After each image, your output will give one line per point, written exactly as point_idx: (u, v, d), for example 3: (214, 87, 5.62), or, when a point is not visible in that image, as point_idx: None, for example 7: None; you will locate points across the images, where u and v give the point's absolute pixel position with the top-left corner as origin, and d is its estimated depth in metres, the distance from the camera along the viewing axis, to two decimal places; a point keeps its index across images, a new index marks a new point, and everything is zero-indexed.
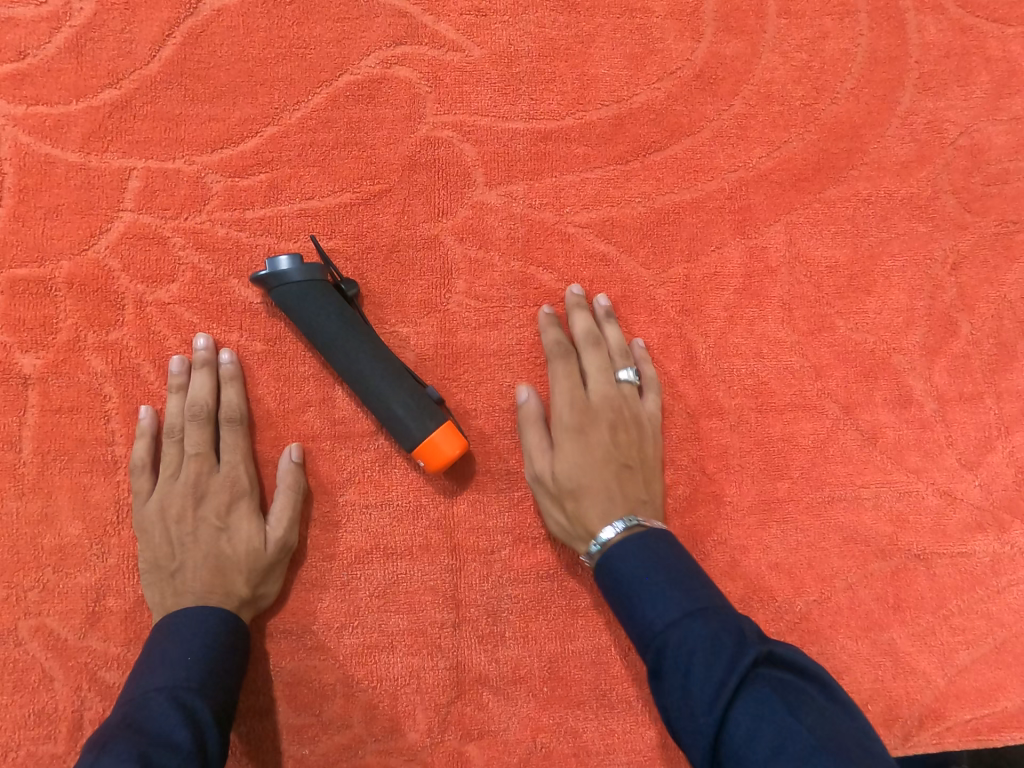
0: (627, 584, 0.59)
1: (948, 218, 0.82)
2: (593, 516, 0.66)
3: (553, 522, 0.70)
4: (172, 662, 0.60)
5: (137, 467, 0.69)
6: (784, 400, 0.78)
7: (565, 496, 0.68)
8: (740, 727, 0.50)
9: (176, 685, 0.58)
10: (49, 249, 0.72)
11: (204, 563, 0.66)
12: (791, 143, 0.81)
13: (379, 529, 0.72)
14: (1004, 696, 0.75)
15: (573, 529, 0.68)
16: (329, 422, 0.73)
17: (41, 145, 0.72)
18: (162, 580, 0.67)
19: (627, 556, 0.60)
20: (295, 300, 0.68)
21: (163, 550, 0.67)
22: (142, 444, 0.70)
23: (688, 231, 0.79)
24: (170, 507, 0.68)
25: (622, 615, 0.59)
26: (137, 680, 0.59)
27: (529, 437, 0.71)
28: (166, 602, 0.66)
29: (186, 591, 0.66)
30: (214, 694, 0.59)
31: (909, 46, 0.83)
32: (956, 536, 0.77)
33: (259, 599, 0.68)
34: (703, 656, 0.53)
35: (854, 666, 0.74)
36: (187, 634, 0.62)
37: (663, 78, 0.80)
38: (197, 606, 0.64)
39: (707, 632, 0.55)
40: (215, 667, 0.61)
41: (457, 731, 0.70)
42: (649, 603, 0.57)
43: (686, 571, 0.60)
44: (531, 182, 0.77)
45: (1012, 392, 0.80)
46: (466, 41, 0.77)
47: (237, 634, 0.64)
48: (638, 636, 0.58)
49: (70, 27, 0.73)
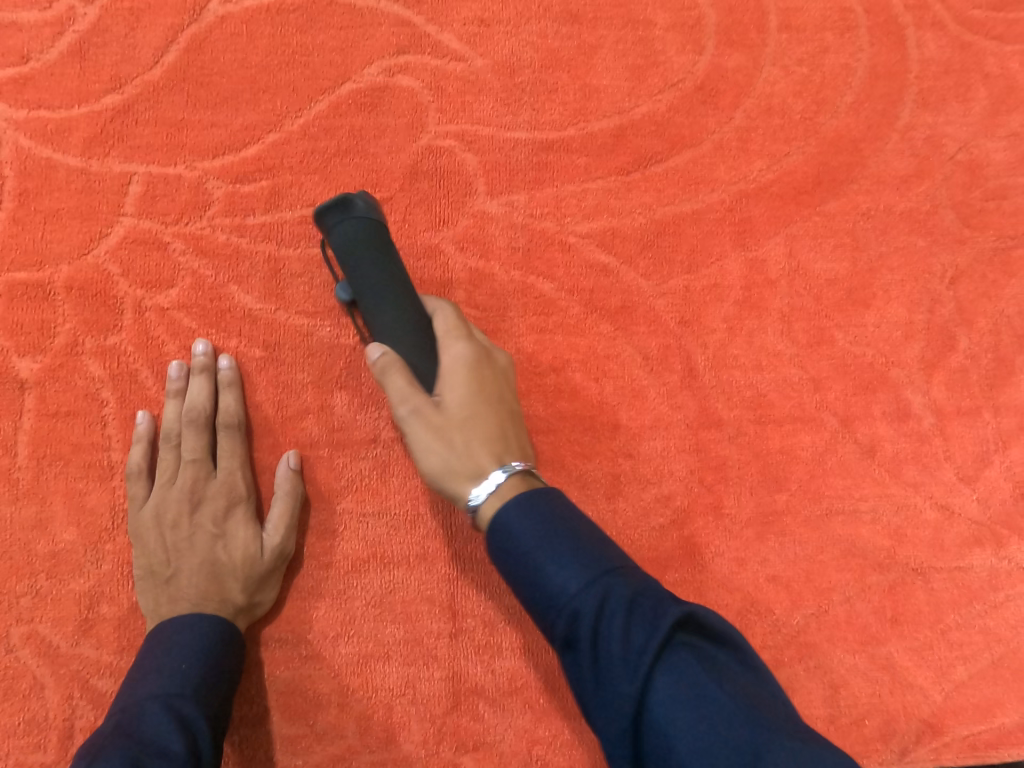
0: (519, 546, 0.49)
1: (946, 233, 0.82)
2: (484, 450, 0.58)
3: (426, 459, 0.59)
4: (167, 668, 0.59)
5: (134, 471, 0.69)
6: (783, 412, 0.78)
7: (456, 427, 0.59)
8: (664, 702, 0.43)
9: (170, 692, 0.57)
10: (48, 253, 0.72)
11: (201, 569, 0.66)
12: (791, 156, 0.81)
13: (376, 538, 0.72)
14: (1002, 712, 0.75)
15: (458, 463, 0.58)
16: (327, 429, 0.72)
17: (42, 149, 0.72)
18: (156, 587, 0.66)
19: (516, 516, 0.50)
20: (370, 240, 0.64)
21: (158, 554, 0.67)
22: (138, 448, 0.69)
23: (688, 242, 0.79)
24: (165, 512, 0.68)
25: (514, 587, 0.50)
26: (132, 685, 0.58)
27: (391, 375, 0.60)
28: (160, 609, 0.65)
29: (182, 597, 0.65)
30: (207, 702, 0.59)
31: (909, 62, 0.83)
32: (954, 550, 0.77)
33: (254, 606, 0.68)
34: (621, 621, 0.45)
35: (851, 680, 0.74)
36: (181, 642, 0.61)
37: (665, 90, 0.80)
38: (192, 613, 0.64)
39: (620, 594, 0.46)
40: (209, 675, 0.60)
41: (452, 742, 0.70)
42: (551, 567, 0.48)
43: (581, 531, 0.50)
44: (532, 192, 0.77)
45: (1010, 407, 0.80)
46: (468, 51, 0.78)
47: (231, 640, 0.64)
48: (534, 607, 0.48)
49: (74, 32, 0.74)
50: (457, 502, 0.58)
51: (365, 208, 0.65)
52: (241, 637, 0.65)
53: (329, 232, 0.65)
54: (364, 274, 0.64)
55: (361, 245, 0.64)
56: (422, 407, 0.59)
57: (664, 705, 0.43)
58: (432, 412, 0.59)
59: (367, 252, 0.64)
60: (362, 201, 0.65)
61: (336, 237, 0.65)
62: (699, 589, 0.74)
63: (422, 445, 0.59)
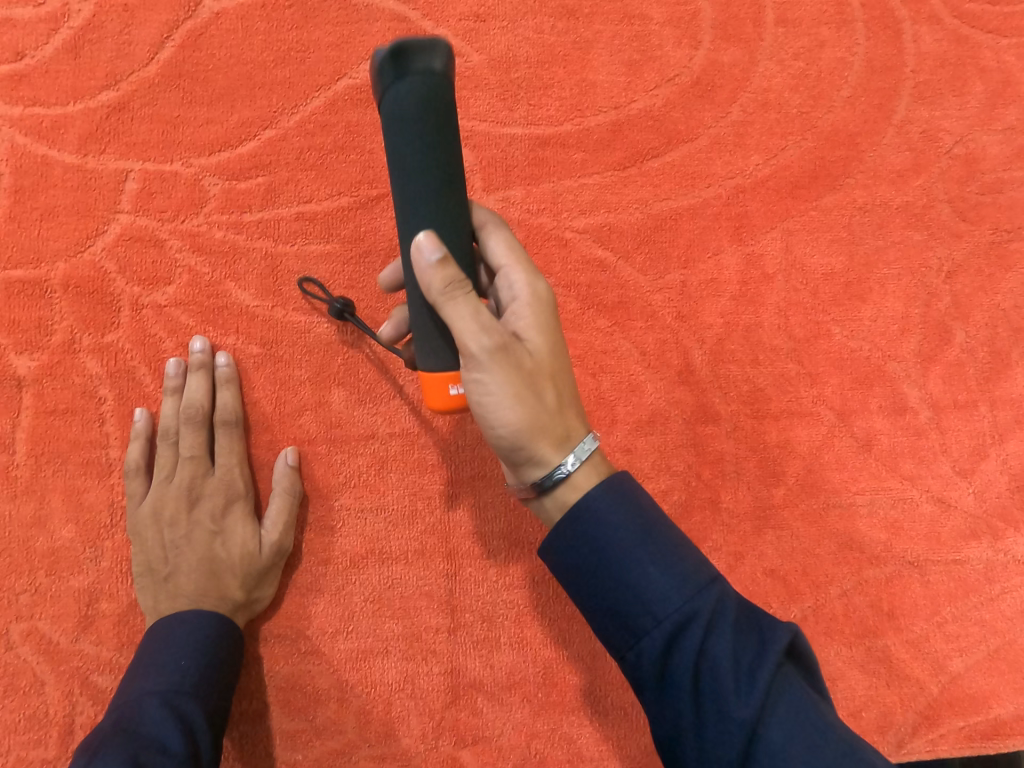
0: (611, 545, 0.48)
1: (942, 227, 0.82)
2: (570, 412, 0.53)
3: (510, 411, 0.51)
4: (165, 665, 0.60)
5: (132, 469, 0.69)
6: (780, 407, 0.78)
7: (543, 377, 0.52)
8: (777, 724, 0.43)
9: (168, 689, 0.58)
10: (45, 250, 0.71)
11: (200, 566, 0.67)
12: (787, 150, 0.81)
13: (375, 533, 0.72)
14: (998, 703, 0.75)
15: (548, 422, 0.52)
16: (325, 426, 0.73)
17: (39, 147, 0.72)
18: (154, 585, 0.66)
19: (609, 509, 0.48)
20: (446, 110, 0.47)
21: (156, 551, 0.67)
22: (134, 446, 0.70)
23: (685, 237, 0.79)
24: (164, 509, 0.68)
25: (592, 588, 0.48)
26: (130, 682, 0.59)
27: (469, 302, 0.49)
28: (158, 607, 0.66)
29: (181, 595, 0.66)
30: (205, 699, 0.59)
31: (905, 56, 0.83)
32: (950, 544, 0.78)
33: (253, 602, 0.68)
34: (728, 637, 0.45)
35: (848, 673, 0.75)
36: (181, 638, 0.62)
37: (661, 85, 0.80)
38: (192, 608, 0.64)
39: (723, 607, 0.47)
40: (207, 672, 0.60)
41: (451, 737, 0.70)
42: (654, 570, 0.47)
43: (673, 535, 0.49)
44: (529, 187, 0.77)
45: (1006, 401, 0.80)
46: (464, 47, 0.78)
47: (231, 635, 0.64)
48: (622, 613, 0.47)
49: (69, 28, 0.73)
50: (533, 463, 0.53)
51: (446, 69, 0.46)
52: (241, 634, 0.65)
53: (392, 89, 0.45)
54: (423, 144, 0.46)
55: (438, 113, 0.46)
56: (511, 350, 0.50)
57: (777, 727, 0.43)
58: (518, 358, 0.51)
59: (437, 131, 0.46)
60: (445, 59, 0.46)
61: (399, 100, 0.45)
62: None
63: (507, 394, 0.51)
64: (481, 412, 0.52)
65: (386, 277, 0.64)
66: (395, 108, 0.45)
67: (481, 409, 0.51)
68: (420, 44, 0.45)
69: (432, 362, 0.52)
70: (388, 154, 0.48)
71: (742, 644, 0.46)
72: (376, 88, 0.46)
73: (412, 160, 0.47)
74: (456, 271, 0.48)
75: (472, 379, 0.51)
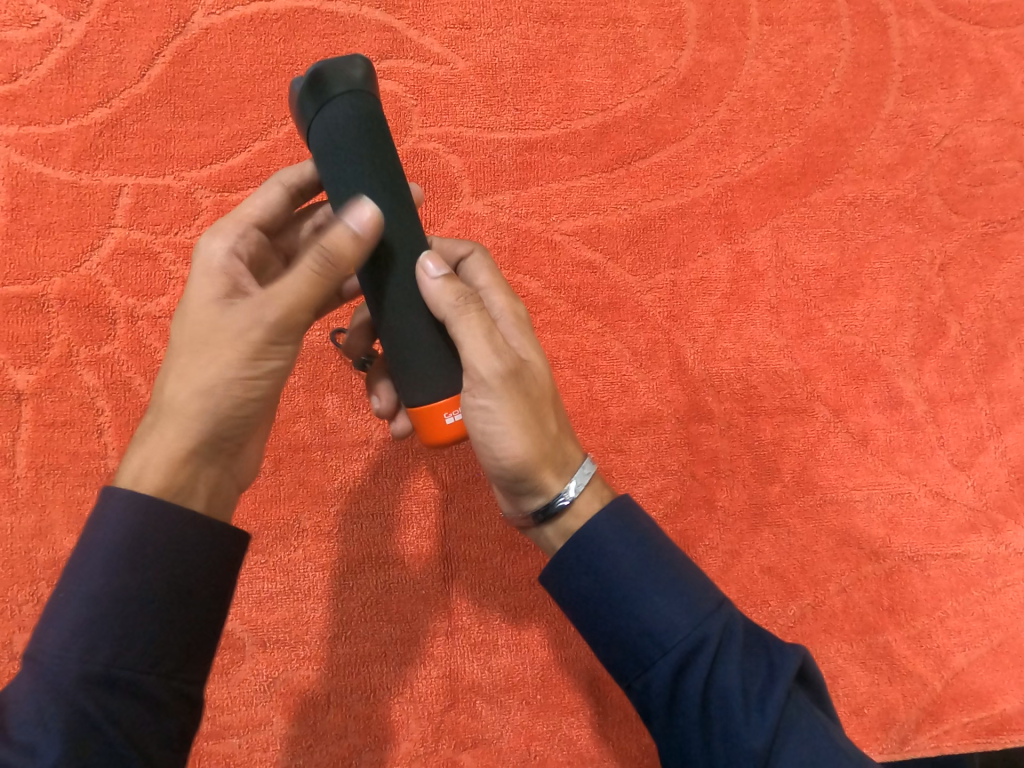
0: (615, 573, 0.48)
1: (934, 220, 0.82)
2: (568, 440, 0.55)
3: (518, 438, 0.51)
4: (89, 608, 0.41)
5: (324, 258, 0.47)
6: (774, 403, 0.78)
7: (546, 405, 0.54)
8: (790, 755, 0.43)
9: (54, 673, 0.40)
10: (42, 266, 0.73)
11: (283, 378, 0.51)
12: (776, 148, 0.81)
13: (371, 538, 0.72)
14: (1002, 699, 0.74)
15: (548, 450, 0.53)
16: (320, 432, 0.73)
17: (34, 165, 0.74)
18: (200, 392, 0.48)
19: (611, 535, 0.49)
20: (377, 124, 0.47)
21: (221, 343, 0.48)
22: (360, 243, 0.47)
23: (674, 237, 0.79)
24: (302, 309, 0.48)
25: (595, 618, 0.49)
26: (56, 616, 0.41)
27: (478, 318, 0.50)
28: (189, 423, 0.48)
29: (244, 409, 0.49)
30: (126, 678, 0.41)
31: (892, 50, 0.84)
32: (950, 538, 0.77)
33: (267, 422, 0.57)
34: (736, 664, 0.46)
35: (850, 669, 0.74)
36: (80, 592, 0.41)
37: (647, 86, 0.81)
38: (111, 525, 0.43)
39: (729, 633, 0.47)
40: (122, 643, 0.41)
41: (451, 740, 0.70)
42: (659, 599, 0.47)
43: (676, 559, 0.49)
44: (517, 191, 0.78)
45: (1003, 392, 0.80)
46: (451, 54, 0.79)
47: (163, 584, 0.43)
48: (628, 643, 0.47)
49: (62, 48, 0.75)
50: (536, 492, 0.53)
51: (368, 84, 0.47)
52: (205, 550, 0.45)
53: (321, 113, 0.46)
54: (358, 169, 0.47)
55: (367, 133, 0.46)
56: (521, 371, 0.52)
57: (790, 756, 0.43)
58: (525, 383, 0.52)
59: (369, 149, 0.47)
60: (362, 72, 0.46)
61: (327, 123, 0.46)
62: None
63: (515, 422, 0.51)
64: (484, 440, 0.52)
65: (353, 343, 0.68)
66: (322, 134, 0.46)
67: (486, 437, 0.51)
68: (338, 63, 0.46)
69: (421, 393, 0.51)
70: (329, 183, 0.48)
71: (750, 671, 0.46)
72: (302, 121, 0.48)
73: (349, 183, 0.47)
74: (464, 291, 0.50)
75: (479, 405, 0.51)
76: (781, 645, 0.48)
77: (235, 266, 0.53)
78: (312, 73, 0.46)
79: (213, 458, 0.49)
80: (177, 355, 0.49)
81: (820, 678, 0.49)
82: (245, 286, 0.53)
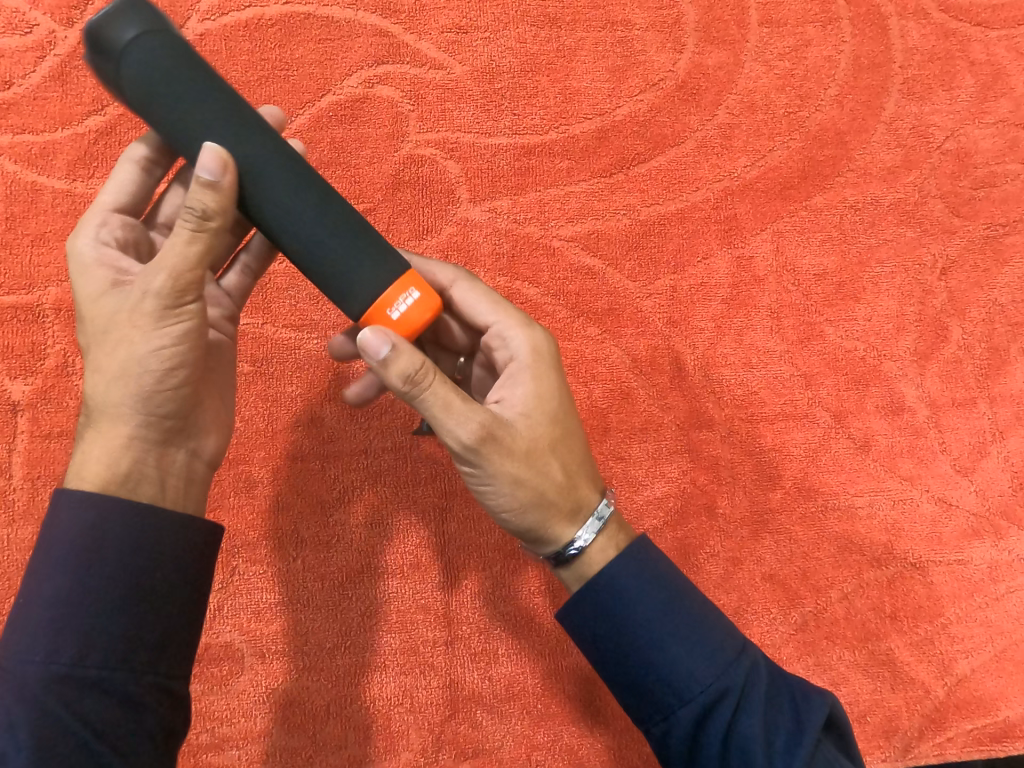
0: (634, 621, 0.49)
1: (936, 223, 0.81)
2: (576, 481, 0.55)
3: (513, 498, 0.52)
4: (47, 606, 0.42)
5: (193, 218, 0.46)
6: (774, 409, 0.77)
7: (543, 455, 0.53)
8: None
9: (23, 678, 0.41)
10: (36, 275, 0.72)
11: (199, 344, 0.50)
12: (775, 151, 0.81)
13: (370, 548, 0.72)
14: (1006, 706, 0.73)
15: (555, 499, 0.54)
16: (319, 441, 0.73)
17: (28, 173, 0.73)
18: (118, 378, 0.49)
19: (629, 582, 0.50)
20: (178, 51, 0.46)
21: (121, 327, 0.49)
22: (220, 192, 0.46)
23: (673, 241, 0.79)
24: (187, 274, 0.48)
25: (614, 664, 0.50)
26: (19, 621, 0.43)
27: (443, 391, 0.49)
28: (118, 410, 0.49)
29: (169, 383, 0.50)
30: (94, 677, 0.42)
31: (893, 52, 0.83)
32: (952, 544, 0.77)
33: (217, 396, 0.57)
34: (759, 716, 0.47)
35: (851, 677, 0.73)
36: (43, 596, 0.43)
37: (646, 90, 0.80)
38: (66, 526, 0.44)
39: (751, 684, 0.48)
40: (87, 642, 0.42)
41: (451, 751, 0.69)
42: (680, 650, 0.48)
43: (698, 606, 0.51)
44: (515, 197, 0.77)
45: (1005, 397, 0.79)
46: (448, 59, 0.78)
47: (125, 581, 0.44)
48: (648, 692, 0.49)
49: (55, 56, 0.74)
50: (543, 541, 0.55)
51: (147, 15, 0.46)
52: (167, 541, 0.46)
53: (122, 66, 0.45)
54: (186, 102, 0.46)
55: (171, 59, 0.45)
56: (497, 434, 0.51)
57: None
58: (510, 443, 0.52)
59: (184, 79, 0.46)
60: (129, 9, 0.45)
61: (135, 70, 0.45)
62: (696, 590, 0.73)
63: (507, 482, 0.52)
64: (485, 500, 0.54)
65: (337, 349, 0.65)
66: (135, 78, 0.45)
67: (486, 496, 0.53)
68: (107, 12, 0.45)
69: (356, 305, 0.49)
70: (170, 134, 0.47)
71: (774, 721, 0.47)
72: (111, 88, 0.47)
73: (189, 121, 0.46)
74: (413, 368, 0.47)
75: (470, 471, 0.52)
76: (808, 694, 0.49)
77: (109, 254, 0.53)
78: (92, 39, 0.45)
79: (153, 437, 0.50)
80: (90, 351, 0.50)
81: (848, 724, 0.50)
82: (127, 270, 0.53)
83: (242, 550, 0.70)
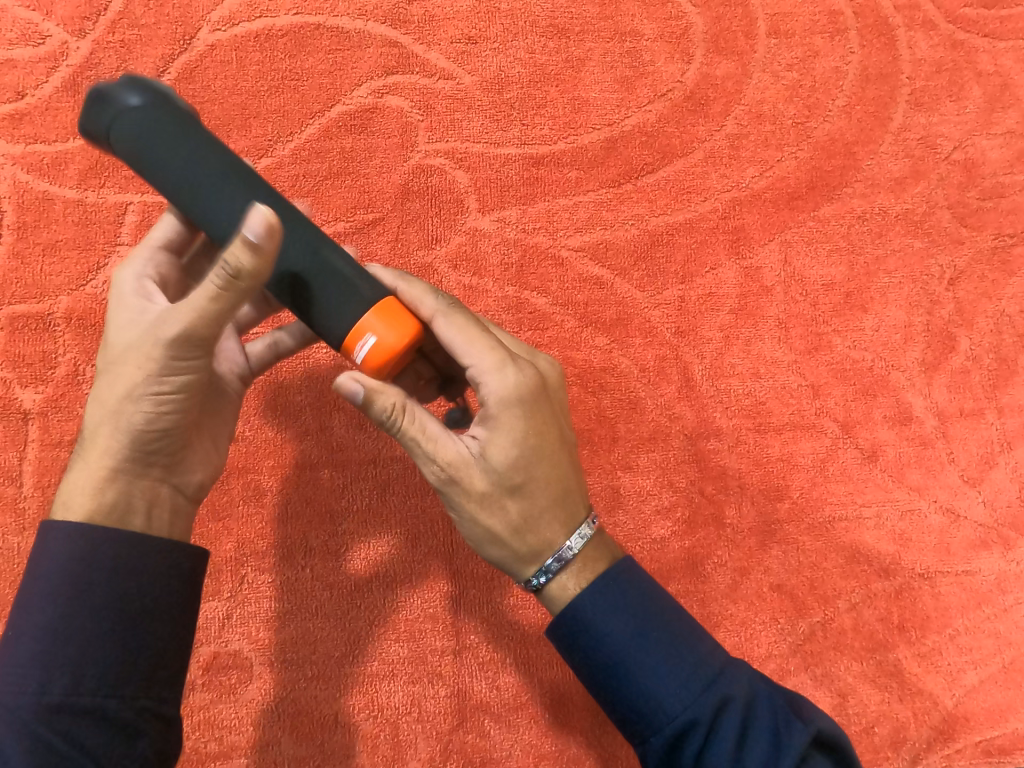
0: (605, 648, 0.50)
1: (944, 234, 0.81)
2: (543, 526, 0.54)
3: (473, 531, 0.54)
4: (35, 636, 0.42)
5: (225, 275, 0.45)
6: (782, 420, 0.77)
7: (508, 500, 0.53)
8: None
9: (13, 710, 0.40)
10: (47, 284, 0.72)
11: (195, 390, 0.50)
12: (783, 161, 0.81)
13: (379, 558, 0.72)
14: (1014, 717, 0.73)
15: (512, 542, 0.54)
16: (326, 450, 0.73)
17: (39, 183, 0.73)
18: (113, 412, 0.49)
19: (596, 609, 0.51)
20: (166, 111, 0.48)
21: (128, 363, 0.49)
22: (259, 255, 0.45)
23: (681, 251, 0.79)
24: (205, 327, 0.48)
25: (594, 688, 0.51)
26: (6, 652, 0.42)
27: (415, 427, 0.51)
28: (108, 442, 0.50)
29: (158, 424, 0.50)
30: (89, 704, 0.42)
31: (901, 63, 0.83)
32: (960, 555, 0.77)
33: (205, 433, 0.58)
34: (730, 748, 0.46)
35: (860, 688, 0.73)
36: (33, 626, 0.43)
37: (655, 100, 0.81)
38: (55, 554, 0.45)
39: (723, 715, 0.47)
40: (78, 671, 0.42)
41: (459, 759, 0.69)
42: (649, 679, 0.49)
43: (673, 631, 0.50)
44: (524, 207, 0.77)
45: (1013, 408, 0.79)
46: (457, 69, 0.79)
47: (115, 606, 0.44)
48: (624, 717, 0.50)
49: (67, 67, 0.75)
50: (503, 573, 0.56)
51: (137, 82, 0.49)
52: (159, 567, 0.47)
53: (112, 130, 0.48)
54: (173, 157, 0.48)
55: (158, 119, 0.48)
56: (462, 476, 0.52)
57: None
58: (473, 485, 0.53)
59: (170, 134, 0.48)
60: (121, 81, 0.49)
61: (122, 131, 0.48)
62: (703, 599, 0.73)
63: (467, 515, 0.54)
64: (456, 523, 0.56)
65: None
66: (125, 139, 0.48)
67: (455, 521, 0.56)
68: (105, 85, 0.49)
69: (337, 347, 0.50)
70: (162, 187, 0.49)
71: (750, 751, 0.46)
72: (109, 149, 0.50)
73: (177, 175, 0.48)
74: (380, 408, 0.50)
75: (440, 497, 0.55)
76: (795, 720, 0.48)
77: (147, 290, 0.54)
78: (90, 104, 0.48)
79: (138, 469, 0.51)
80: (97, 377, 0.51)
81: (846, 741, 0.49)
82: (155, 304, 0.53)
83: (251, 559, 0.71)
